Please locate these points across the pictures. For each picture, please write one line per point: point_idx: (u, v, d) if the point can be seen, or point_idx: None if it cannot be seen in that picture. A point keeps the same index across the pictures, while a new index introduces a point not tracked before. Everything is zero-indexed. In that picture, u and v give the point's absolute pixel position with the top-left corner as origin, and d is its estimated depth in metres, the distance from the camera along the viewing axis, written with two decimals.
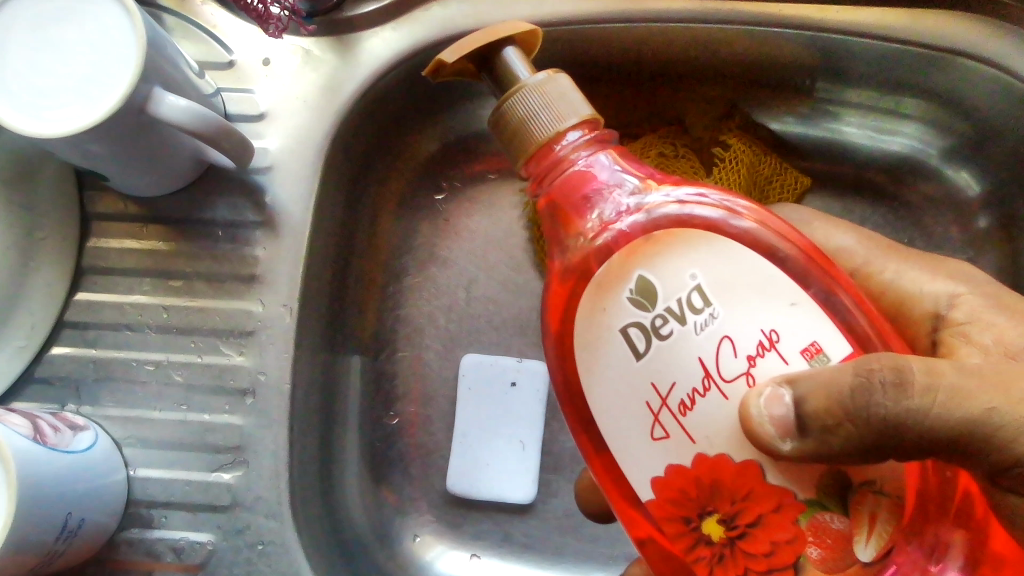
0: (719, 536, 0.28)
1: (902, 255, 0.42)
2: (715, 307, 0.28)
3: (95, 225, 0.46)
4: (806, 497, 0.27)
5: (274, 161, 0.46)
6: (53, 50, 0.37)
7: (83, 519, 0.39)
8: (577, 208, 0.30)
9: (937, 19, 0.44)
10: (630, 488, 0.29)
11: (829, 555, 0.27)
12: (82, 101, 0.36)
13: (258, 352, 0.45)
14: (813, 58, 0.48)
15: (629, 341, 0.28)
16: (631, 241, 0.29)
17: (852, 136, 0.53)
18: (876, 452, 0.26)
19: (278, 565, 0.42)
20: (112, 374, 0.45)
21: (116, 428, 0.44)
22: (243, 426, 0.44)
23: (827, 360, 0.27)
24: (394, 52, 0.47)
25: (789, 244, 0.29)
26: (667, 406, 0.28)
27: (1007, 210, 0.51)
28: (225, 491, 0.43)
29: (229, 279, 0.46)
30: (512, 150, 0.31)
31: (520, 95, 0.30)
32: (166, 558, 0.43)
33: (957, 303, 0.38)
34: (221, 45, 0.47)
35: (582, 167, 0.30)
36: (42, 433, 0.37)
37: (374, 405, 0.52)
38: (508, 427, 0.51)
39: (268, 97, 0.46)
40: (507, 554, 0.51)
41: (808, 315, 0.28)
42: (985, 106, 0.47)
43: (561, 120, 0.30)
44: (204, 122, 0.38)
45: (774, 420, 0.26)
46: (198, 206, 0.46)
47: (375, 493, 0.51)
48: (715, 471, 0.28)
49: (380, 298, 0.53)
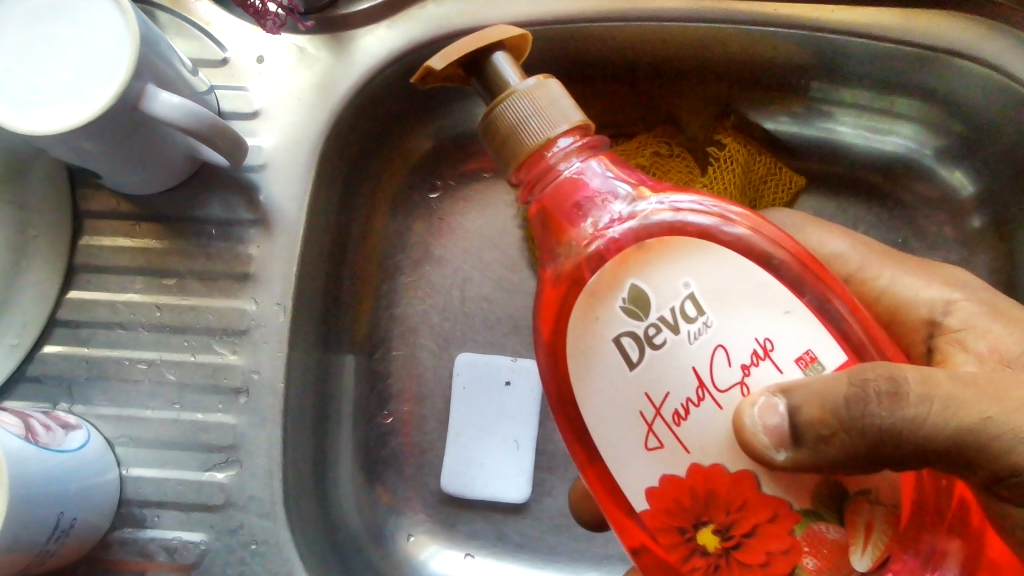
0: (715, 546, 0.28)
1: (896, 260, 0.42)
2: (709, 315, 0.27)
3: (87, 223, 0.46)
4: (801, 507, 0.27)
5: (267, 160, 0.45)
6: (45, 47, 0.37)
7: (74, 518, 0.39)
8: (569, 216, 0.30)
9: (932, 19, 0.44)
10: (624, 498, 0.29)
11: (825, 565, 0.27)
12: (75, 97, 0.36)
13: (251, 351, 0.44)
14: (808, 57, 0.48)
15: (623, 350, 0.28)
16: (623, 248, 0.29)
17: (847, 136, 0.53)
18: (871, 462, 0.26)
19: (272, 565, 0.42)
20: (105, 373, 0.45)
21: (109, 427, 0.44)
22: (237, 426, 0.44)
23: (822, 369, 0.27)
24: (388, 50, 0.46)
25: (784, 251, 0.29)
26: (661, 415, 0.28)
27: (1001, 210, 0.50)
28: (218, 490, 0.43)
29: (222, 277, 0.45)
30: (503, 156, 0.31)
31: (510, 102, 0.30)
32: (159, 558, 0.43)
33: (953, 310, 0.38)
34: (214, 41, 0.46)
35: (574, 174, 0.30)
36: (33, 431, 0.37)
37: (368, 404, 0.52)
38: (502, 426, 0.51)
39: (262, 94, 0.46)
40: (501, 554, 0.51)
41: (802, 324, 0.28)
42: (980, 106, 0.47)
43: (553, 127, 0.30)
44: (199, 120, 0.38)
45: (768, 429, 0.26)
46: (191, 204, 0.45)
47: (369, 492, 0.51)
48: (710, 481, 0.28)
49: (374, 296, 0.53)
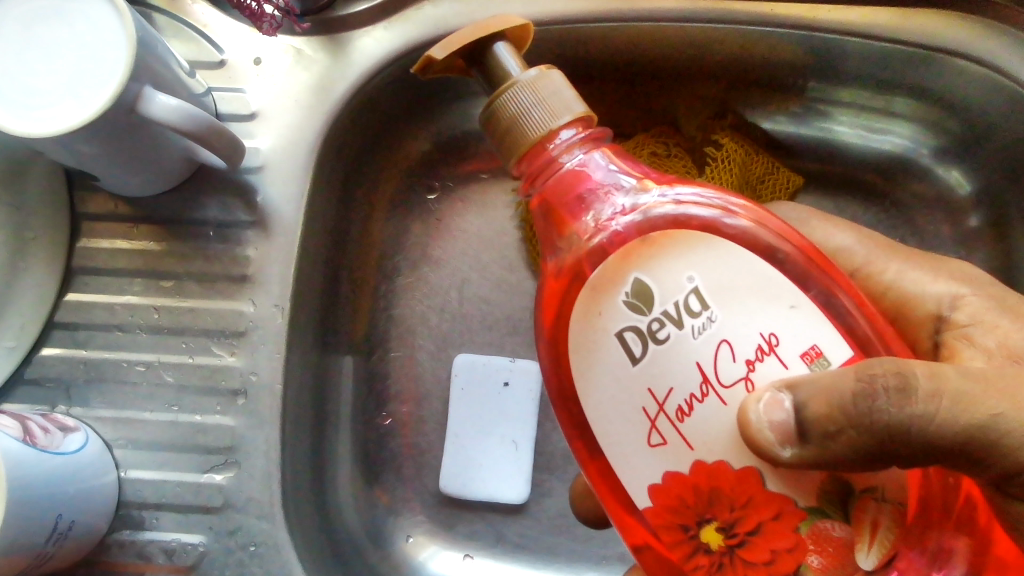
0: (719, 544, 0.28)
1: (903, 255, 0.42)
2: (713, 310, 0.27)
3: (85, 224, 0.46)
4: (806, 504, 0.27)
5: (265, 161, 0.45)
6: (43, 50, 0.37)
7: (72, 521, 0.39)
8: (571, 209, 0.30)
9: (929, 18, 0.44)
10: (627, 496, 0.29)
11: (830, 563, 0.27)
12: (72, 99, 0.36)
13: (249, 352, 0.44)
14: (806, 58, 0.48)
15: (626, 345, 0.28)
16: (626, 243, 0.29)
17: (845, 136, 0.53)
18: (877, 458, 0.26)
19: (270, 566, 0.42)
20: (103, 375, 0.45)
21: (107, 429, 0.44)
22: (235, 427, 0.43)
23: (827, 365, 0.27)
24: (385, 51, 0.46)
25: (788, 244, 0.29)
26: (665, 411, 0.27)
27: (999, 209, 0.50)
28: (217, 492, 0.43)
29: (220, 278, 0.45)
30: (504, 148, 0.31)
31: (512, 92, 0.30)
32: (157, 560, 0.42)
33: (960, 305, 0.38)
34: (210, 43, 0.46)
35: (576, 167, 0.30)
36: (31, 433, 0.37)
37: (366, 405, 0.52)
38: (502, 427, 0.51)
39: (259, 96, 0.46)
40: (501, 555, 0.50)
41: (807, 318, 0.27)
42: (977, 106, 0.46)
43: (555, 118, 0.29)
44: (197, 122, 0.38)
45: (774, 425, 0.26)
46: (189, 205, 0.45)
47: (368, 493, 0.51)
48: (714, 478, 0.27)
49: (373, 297, 0.53)
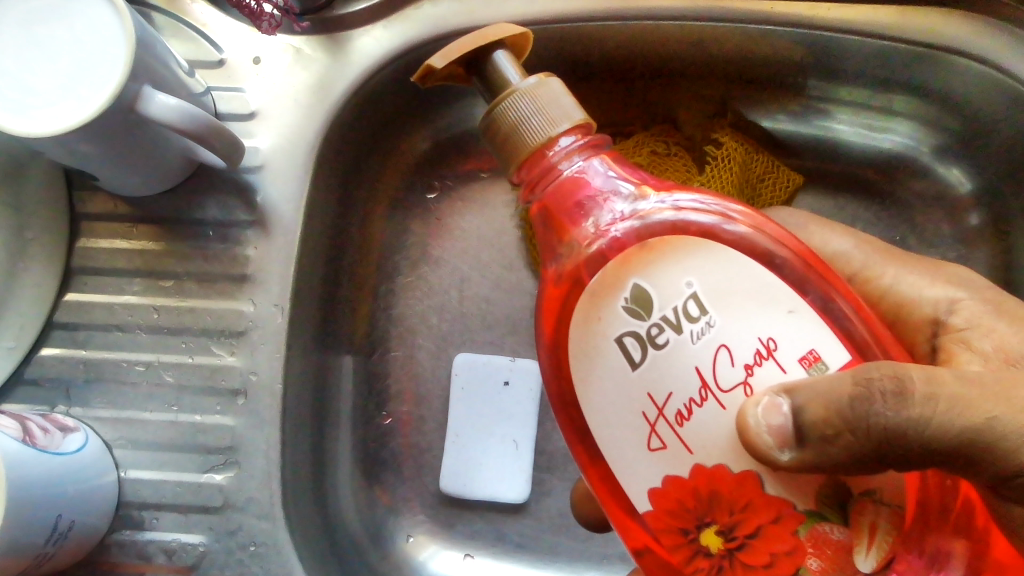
0: (718, 547, 0.28)
1: (901, 260, 0.42)
2: (711, 315, 0.27)
3: (84, 224, 0.46)
4: (805, 508, 0.27)
5: (264, 160, 0.45)
6: (41, 50, 0.37)
7: (72, 521, 0.39)
8: (571, 215, 0.30)
9: (928, 16, 0.44)
10: (627, 499, 0.29)
11: (829, 566, 0.27)
12: (71, 98, 0.36)
13: (249, 352, 0.44)
14: (805, 56, 0.48)
15: (626, 351, 0.28)
16: (625, 248, 0.29)
17: (844, 134, 0.53)
18: (875, 461, 0.26)
19: (270, 566, 0.42)
20: (103, 375, 0.45)
21: (107, 429, 0.44)
22: (235, 427, 0.44)
23: (825, 369, 0.27)
24: (385, 50, 0.46)
25: (786, 249, 0.29)
26: (664, 416, 0.28)
27: (998, 208, 0.50)
28: (217, 492, 0.43)
29: (219, 278, 0.45)
30: (504, 155, 0.31)
31: (511, 100, 0.30)
32: (157, 560, 0.43)
33: (958, 308, 0.38)
34: (209, 43, 0.46)
35: (575, 173, 0.30)
36: (31, 433, 0.37)
37: (366, 405, 0.52)
38: (502, 426, 0.51)
39: (258, 95, 0.46)
40: (502, 554, 0.50)
41: (805, 323, 0.28)
42: (976, 104, 0.46)
43: (554, 126, 0.29)
44: (196, 122, 0.37)
45: (772, 429, 0.26)
46: (188, 205, 0.45)
47: (368, 493, 0.51)
48: (714, 481, 0.27)
49: (372, 297, 0.53)
